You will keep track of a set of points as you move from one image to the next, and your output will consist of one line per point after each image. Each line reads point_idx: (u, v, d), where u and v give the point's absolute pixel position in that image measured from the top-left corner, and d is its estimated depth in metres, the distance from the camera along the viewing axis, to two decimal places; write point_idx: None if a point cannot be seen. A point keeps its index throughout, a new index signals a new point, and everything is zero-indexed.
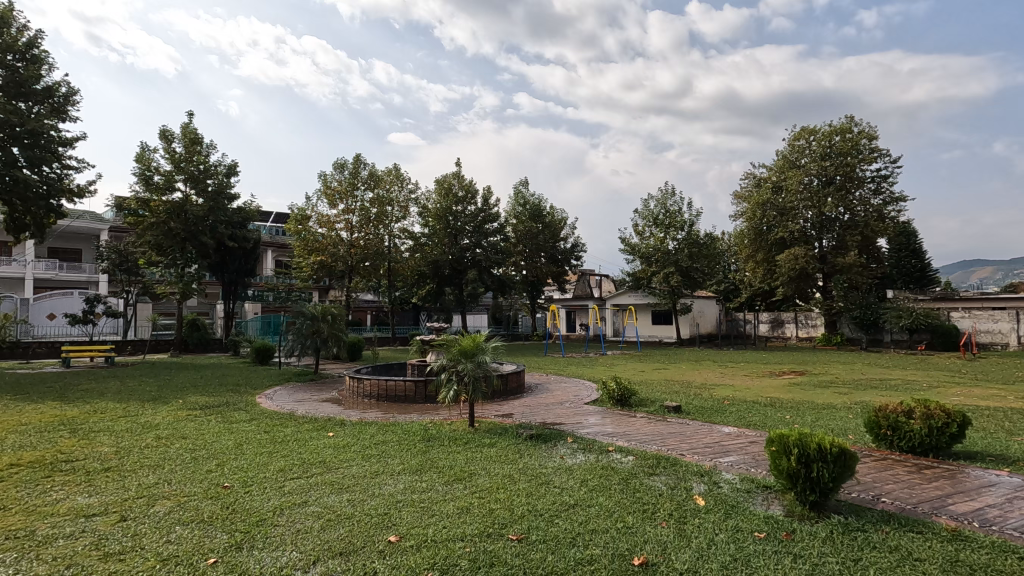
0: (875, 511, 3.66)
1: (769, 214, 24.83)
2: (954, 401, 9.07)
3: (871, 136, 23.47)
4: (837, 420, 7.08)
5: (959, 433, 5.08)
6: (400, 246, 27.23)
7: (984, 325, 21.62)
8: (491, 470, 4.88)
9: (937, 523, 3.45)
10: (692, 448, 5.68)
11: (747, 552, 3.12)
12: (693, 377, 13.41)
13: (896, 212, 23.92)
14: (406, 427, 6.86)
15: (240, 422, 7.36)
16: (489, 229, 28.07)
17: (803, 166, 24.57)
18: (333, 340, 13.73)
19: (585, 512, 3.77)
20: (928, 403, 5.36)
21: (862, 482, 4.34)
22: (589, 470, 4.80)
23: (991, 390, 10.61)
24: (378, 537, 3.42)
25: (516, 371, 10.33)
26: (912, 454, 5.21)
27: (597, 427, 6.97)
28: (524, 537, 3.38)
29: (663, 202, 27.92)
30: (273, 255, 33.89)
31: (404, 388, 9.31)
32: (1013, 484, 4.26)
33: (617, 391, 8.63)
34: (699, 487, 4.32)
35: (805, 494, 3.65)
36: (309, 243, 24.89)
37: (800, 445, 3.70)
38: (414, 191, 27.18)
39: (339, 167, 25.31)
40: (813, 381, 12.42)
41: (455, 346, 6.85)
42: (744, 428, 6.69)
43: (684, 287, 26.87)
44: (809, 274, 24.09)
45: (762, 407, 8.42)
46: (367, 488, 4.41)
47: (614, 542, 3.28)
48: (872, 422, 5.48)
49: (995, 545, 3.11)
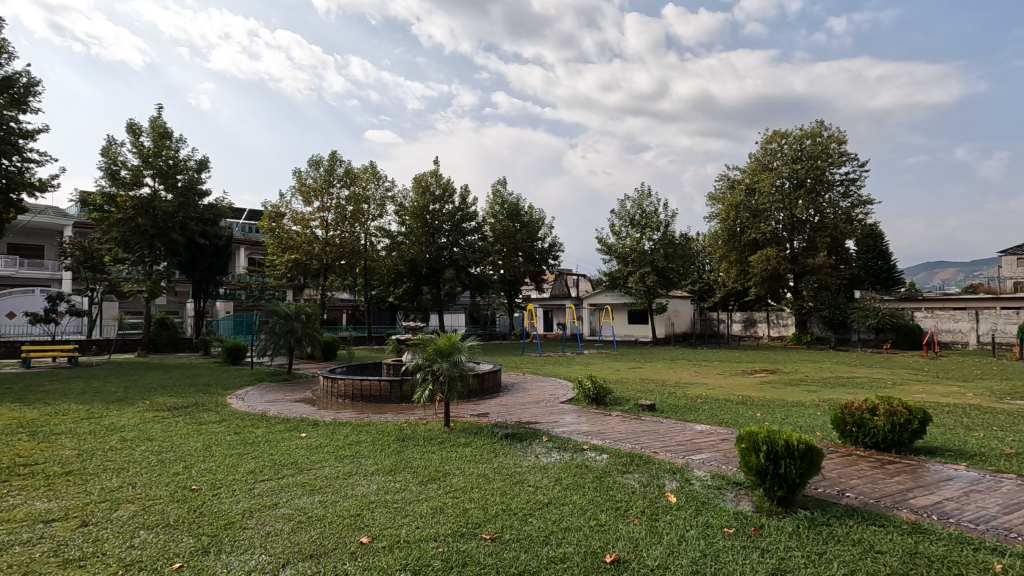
0: (839, 506, 3.76)
1: (742, 215, 25.29)
2: (917, 398, 9.38)
3: (841, 140, 24.07)
4: (806, 417, 7.25)
5: (921, 429, 5.25)
6: (376, 245, 27.00)
7: (945, 324, 22.38)
8: (466, 469, 4.86)
9: (897, 516, 3.55)
10: (665, 445, 5.74)
11: (717, 548, 3.17)
12: (668, 376, 13.56)
13: (864, 215, 24.56)
14: (380, 427, 6.79)
15: (211, 423, 7.22)
16: (466, 228, 27.98)
17: (775, 169, 25.07)
18: (307, 339, 13.52)
19: (558, 510, 3.78)
20: (891, 400, 5.52)
21: (827, 477, 4.45)
22: (563, 468, 4.82)
23: (951, 387, 11.00)
24: (349, 538, 3.38)
25: (493, 370, 10.30)
26: (876, 449, 5.37)
27: (573, 426, 7.01)
28: (497, 536, 3.38)
29: (639, 203, 28.22)
30: (246, 252, 33.25)
31: (379, 388, 9.22)
32: (970, 478, 4.43)
33: (592, 390, 8.68)
34: (671, 484, 4.37)
35: (773, 490, 3.73)
36: (283, 241, 24.50)
37: (769, 442, 3.77)
38: (390, 189, 26.92)
39: (314, 163, 24.94)
40: (784, 378, 12.72)
41: (430, 346, 6.81)
42: (715, 425, 6.82)
43: (660, 287, 27.22)
44: (780, 274, 24.61)
45: (734, 405, 8.57)
46: (340, 490, 4.35)
47: (586, 540, 3.30)
48: (839, 419, 5.63)
49: (951, 536, 3.23)
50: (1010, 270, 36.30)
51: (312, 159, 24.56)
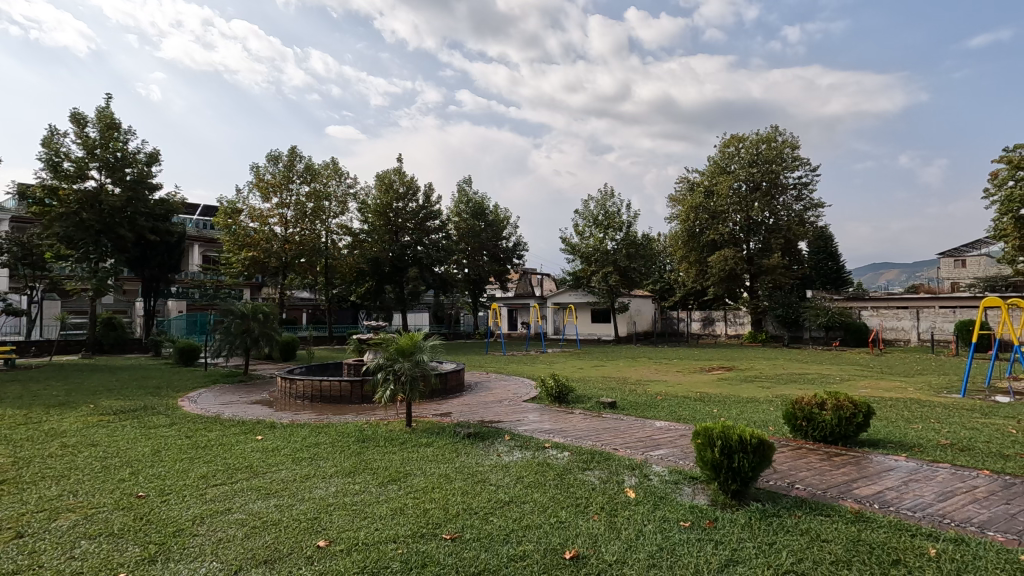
0: (789, 497, 3.90)
1: (701, 217, 25.93)
2: (863, 393, 9.83)
3: (794, 145, 24.95)
4: (759, 413, 7.50)
5: (864, 422, 5.52)
6: (338, 242, 26.49)
7: (890, 323, 23.54)
8: (428, 469, 4.84)
9: (842, 506, 3.71)
10: (625, 442, 5.84)
11: (673, 541, 3.24)
12: (629, 374, 13.80)
13: (816, 217, 25.55)
14: (340, 428, 6.67)
15: (160, 427, 6.92)
16: (430, 226, 27.74)
17: (732, 172, 25.79)
18: (265, 339, 13.14)
19: (519, 509, 3.80)
20: (838, 395, 5.77)
21: (778, 470, 4.63)
22: (525, 467, 4.85)
23: (893, 382, 11.56)
24: (306, 542, 3.31)
25: (456, 369, 10.26)
26: (824, 442, 5.60)
27: (536, 423, 7.06)
28: (458, 535, 3.36)
29: (602, 203, 28.59)
30: (200, 250, 32.12)
31: (339, 388, 9.05)
32: (909, 469, 4.67)
33: (555, 388, 8.77)
34: (631, 480, 4.45)
35: (726, 484, 3.85)
36: (240, 237, 23.72)
37: (724, 437, 3.87)
38: (352, 186, 26.42)
39: (273, 159, 24.27)
40: (739, 375, 13.15)
41: (391, 345, 6.73)
42: (674, 422, 6.97)
43: (622, 286, 27.69)
44: (737, 274, 25.38)
45: (692, 401, 8.81)
46: (296, 493, 4.24)
47: (546, 537, 3.32)
48: (790, 414, 5.84)
49: (893, 524, 3.39)
50: (947, 271, 38.47)
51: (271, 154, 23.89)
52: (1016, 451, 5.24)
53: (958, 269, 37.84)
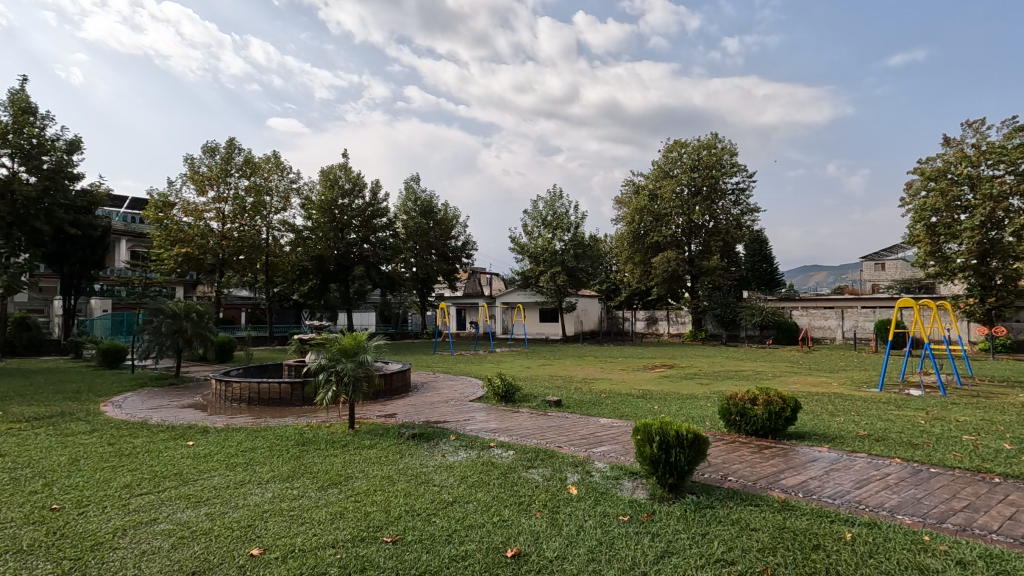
0: (722, 489, 4.08)
1: (645, 219, 26.64)
2: (794, 389, 10.40)
3: (732, 152, 26.03)
4: (697, 409, 7.78)
5: (791, 415, 5.85)
6: (279, 239, 25.53)
7: (818, 322, 25.01)
8: (369, 472, 4.74)
9: (769, 496, 3.92)
10: (569, 440, 5.92)
11: (612, 535, 3.33)
12: (574, 372, 13.99)
13: (752, 221, 26.75)
14: (278, 432, 6.43)
15: (78, 434, 6.45)
16: (377, 224, 27.22)
17: (675, 177, 26.68)
18: (199, 339, 12.52)
19: (462, 509, 3.79)
20: (768, 390, 6.09)
21: (712, 464, 4.81)
22: (469, 467, 4.83)
23: (820, 378, 12.29)
24: (238, 551, 3.18)
25: (401, 370, 10.12)
26: (755, 436, 5.89)
27: (482, 423, 7.06)
28: (399, 538, 3.32)
29: (550, 204, 28.92)
30: (128, 245, 30.22)
31: (279, 391, 8.74)
32: (831, 459, 4.97)
33: (501, 388, 8.80)
34: (573, 477, 4.53)
35: (664, 478, 3.98)
36: (172, 233, 22.43)
37: (661, 432, 3.99)
38: (295, 180, 25.51)
39: (209, 150, 23.11)
40: (680, 372, 13.61)
41: (334, 345, 6.54)
42: (617, 419, 7.16)
43: (570, 286, 28.12)
44: (679, 275, 26.32)
45: (634, 398, 9.04)
46: (229, 501, 4.06)
47: (489, 536, 3.33)
48: (725, 410, 6.10)
49: (814, 511, 3.61)
50: (869, 274, 41.24)
51: (206, 145, 22.74)
52: (923, 439, 5.70)
53: (878, 272, 40.67)
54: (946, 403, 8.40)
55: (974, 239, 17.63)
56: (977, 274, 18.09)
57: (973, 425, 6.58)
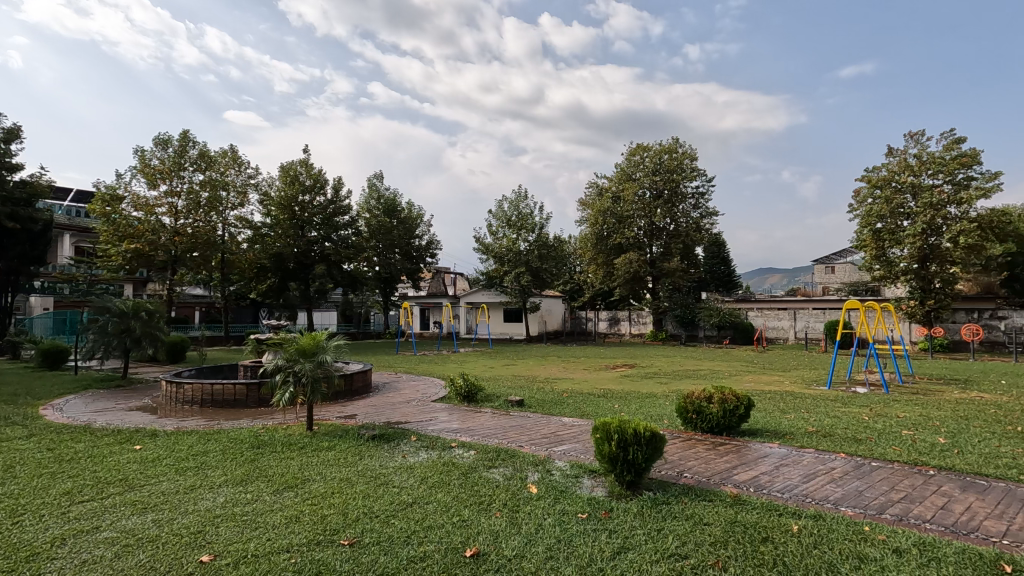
0: (678, 485, 4.19)
1: (608, 221, 26.99)
2: (749, 388, 10.75)
3: (693, 157, 26.64)
4: (656, 408, 7.94)
5: (745, 413, 6.04)
6: (236, 236, 24.73)
7: (772, 323, 25.92)
8: (328, 474, 4.66)
9: (723, 491, 4.04)
10: (531, 439, 5.96)
11: (571, 532, 3.37)
12: (537, 372, 14.07)
13: (710, 224, 27.45)
14: (232, 434, 6.24)
15: (15, 440, 6.10)
16: (339, 222, 26.73)
17: (637, 180, 27.13)
18: (148, 340, 12.00)
19: (422, 510, 3.76)
20: (723, 389, 6.27)
21: (669, 460, 4.93)
22: (429, 467, 4.80)
23: (773, 377, 12.75)
24: (188, 558, 3.07)
25: (362, 370, 9.96)
26: (710, 433, 6.06)
27: (444, 423, 7.02)
28: (356, 540, 3.28)
29: (515, 204, 29.00)
30: (72, 240, 28.71)
31: (233, 392, 8.47)
32: (781, 454, 5.17)
33: (464, 388, 8.77)
34: (533, 476, 4.56)
35: (622, 476, 4.05)
36: (121, 228, 21.38)
37: (620, 431, 4.06)
38: (253, 176, 24.81)
39: (162, 142, 22.19)
40: (641, 372, 13.86)
41: (292, 345, 6.38)
42: (579, 418, 7.24)
43: (533, 286, 28.26)
44: (641, 277, 26.81)
45: (596, 397, 9.17)
46: (179, 506, 3.92)
47: (448, 536, 3.33)
48: (682, 408, 6.26)
49: (764, 506, 3.74)
50: (820, 276, 43.02)
51: (158, 137, 21.82)
52: (867, 435, 5.98)
53: (829, 274, 42.49)
54: (887, 400, 8.83)
55: (915, 244, 18.63)
56: (918, 278, 19.08)
57: (912, 420, 6.97)
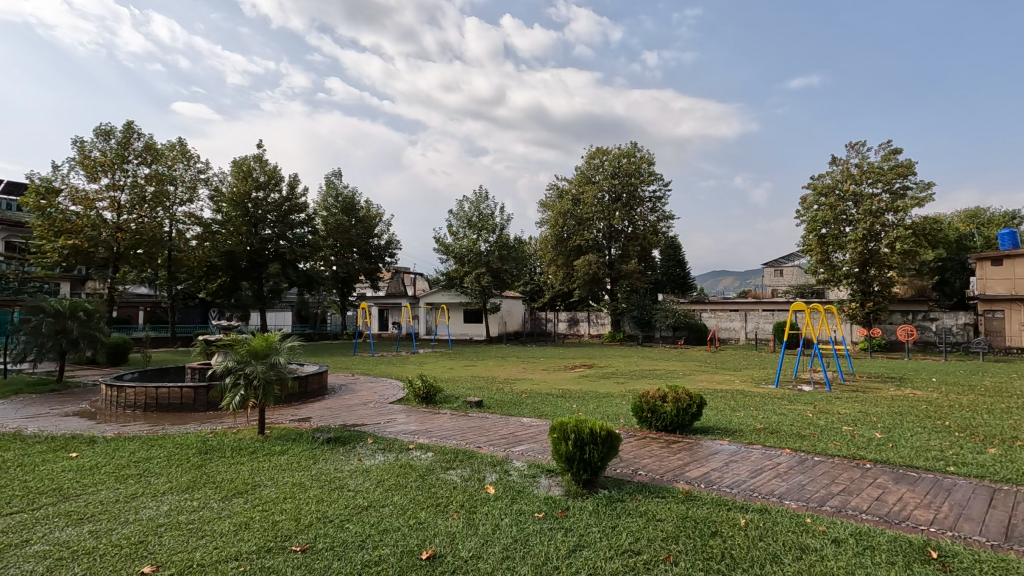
0: (633, 483, 4.28)
1: (568, 223, 27.30)
2: (703, 386, 11.09)
3: (650, 162, 27.22)
4: (612, 407, 8.09)
5: (697, 411, 6.22)
6: (184, 232, 23.72)
7: (725, 324, 26.81)
8: (280, 479, 4.53)
9: (675, 487, 4.16)
10: (489, 440, 5.97)
11: (527, 531, 3.40)
12: (496, 373, 14.09)
13: (667, 227, 28.12)
14: (178, 440, 5.99)
15: None
16: (294, 220, 26.05)
17: (597, 183, 27.54)
18: (87, 341, 11.34)
19: (377, 513, 3.71)
20: (677, 388, 6.44)
21: (624, 459, 5.03)
22: (386, 470, 4.74)
23: (725, 376, 13.19)
24: (127, 570, 2.94)
25: (318, 372, 9.73)
26: (664, 431, 6.22)
27: (402, 425, 6.93)
28: (309, 546, 3.21)
29: (476, 204, 28.95)
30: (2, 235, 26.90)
31: (180, 395, 8.13)
32: (731, 451, 5.35)
33: (422, 389, 8.68)
34: (491, 476, 4.57)
35: (578, 474, 4.11)
36: (57, 222, 20.06)
37: (577, 430, 4.11)
38: (203, 170, 23.91)
39: (103, 133, 21.06)
40: (599, 372, 14.08)
41: (243, 347, 6.16)
42: (537, 418, 7.29)
43: (494, 287, 28.26)
44: (599, 278, 27.22)
45: (554, 398, 9.24)
46: (118, 516, 3.73)
47: (404, 539, 3.29)
48: (637, 407, 6.40)
49: (713, 500, 3.87)
50: (769, 279, 44.74)
51: (100, 128, 20.70)
52: (811, 431, 6.27)
53: (778, 277, 44.27)
54: (830, 398, 9.24)
55: (856, 249, 19.62)
56: (859, 281, 20.10)
57: (852, 417, 7.33)
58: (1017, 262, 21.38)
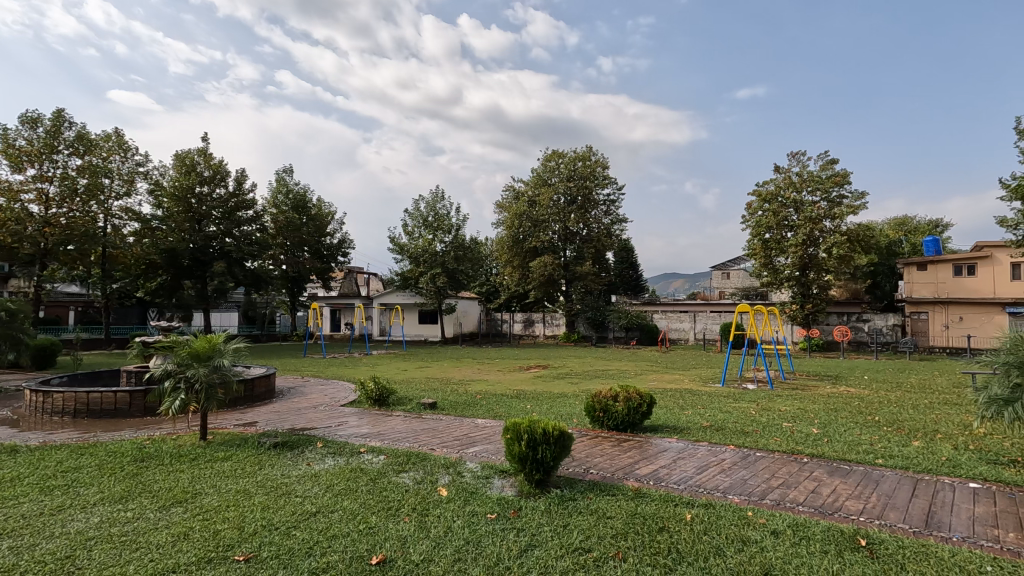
0: (584, 482, 4.35)
1: (524, 224, 27.45)
2: (654, 386, 11.41)
3: (605, 165, 27.72)
4: (566, 407, 8.20)
5: (647, 410, 6.37)
6: (120, 228, 22.46)
7: (675, 325, 27.64)
8: (223, 486, 4.35)
9: (625, 485, 4.25)
10: (443, 442, 5.93)
11: (480, 533, 3.39)
12: (452, 374, 14.02)
13: (621, 230, 28.71)
14: (112, 447, 5.67)
15: None
16: (241, 216, 25.09)
17: (553, 185, 27.83)
18: (10, 343, 10.57)
19: (326, 519, 3.62)
20: (628, 387, 6.58)
21: (576, 458, 5.10)
22: (336, 474, 4.63)
23: (675, 375, 13.60)
24: None
25: (265, 374, 9.41)
26: (616, 430, 6.34)
27: (353, 428, 6.78)
28: (252, 555, 3.10)
29: (431, 204, 28.70)
30: None
31: (114, 401, 7.69)
32: (679, 448, 5.51)
33: (375, 391, 8.52)
34: (444, 478, 4.54)
35: (531, 474, 4.13)
36: None
37: (530, 431, 4.13)
38: (142, 163, 22.74)
39: (30, 121, 19.67)
40: (554, 372, 14.23)
41: (183, 349, 5.88)
42: (491, 420, 7.28)
43: (449, 287, 28.07)
44: (554, 280, 27.50)
45: (509, 398, 9.27)
46: (42, 530, 3.49)
47: (353, 545, 3.22)
48: (590, 406, 6.51)
49: (661, 497, 3.98)
50: (717, 282, 46.39)
51: (26, 115, 19.33)
52: (753, 428, 6.54)
53: (725, 280, 45.96)
54: (772, 396, 9.67)
55: (797, 254, 20.61)
56: (799, 284, 21.10)
57: (792, 413, 7.68)
58: (940, 267, 22.93)
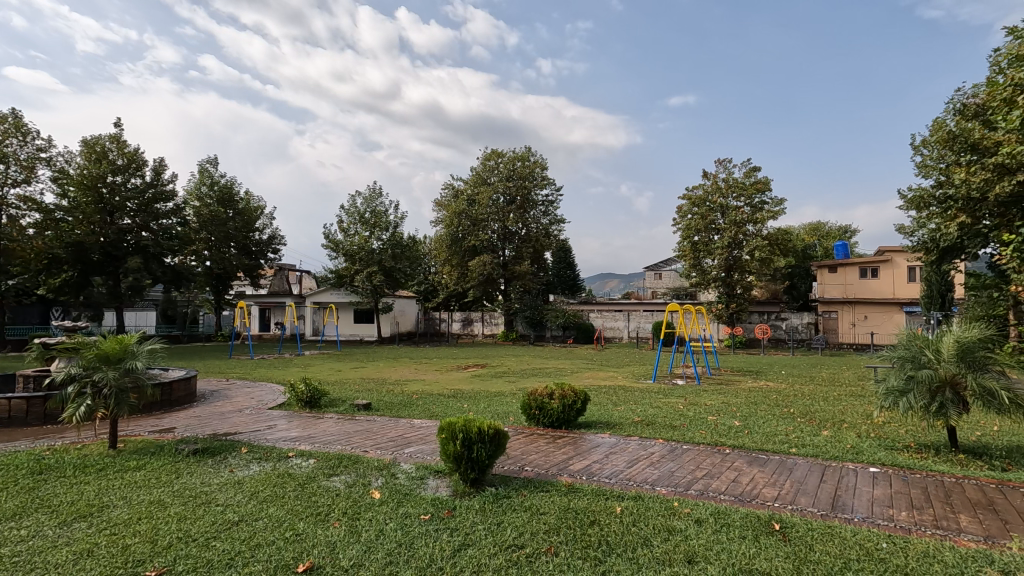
0: (518, 479, 4.38)
1: (463, 223, 27.33)
2: (588, 383, 11.71)
3: (543, 167, 28.09)
4: (502, 406, 8.24)
5: (581, 407, 6.50)
6: (17, 219, 20.41)
7: (609, 323, 28.41)
8: (133, 498, 4.05)
9: (558, 481, 4.32)
10: (377, 443, 5.80)
11: (412, 535, 3.34)
12: (387, 374, 13.74)
13: (559, 231, 29.11)
14: (6, 459, 5.16)
15: None
16: (159, 209, 23.45)
17: (492, 184, 27.89)
18: None
19: (250, 527, 3.46)
20: (563, 385, 6.67)
21: (511, 456, 5.12)
22: (262, 481, 4.42)
23: (609, 373, 13.99)
24: None
25: (185, 378, 8.86)
26: (551, 427, 6.43)
27: (282, 432, 6.52)
28: (165, 570, 2.90)
29: (369, 201, 28.05)
30: None
31: (6, 408, 6.98)
32: (611, 444, 5.65)
33: (305, 393, 8.21)
34: (376, 481, 4.43)
35: (466, 473, 4.11)
36: None
37: (465, 430, 4.11)
38: (44, 148, 20.80)
39: None
40: (491, 371, 14.27)
41: (90, 351, 5.42)
42: (428, 420, 7.18)
43: (386, 286, 27.49)
44: (493, 279, 27.52)
45: (446, 398, 9.16)
46: None
47: (278, 553, 3.09)
48: (526, 405, 6.56)
49: (593, 491, 4.07)
50: (649, 282, 48.09)
51: None
52: (681, 422, 6.82)
53: (657, 280, 47.78)
54: (698, 391, 10.13)
55: (722, 255, 21.73)
56: (724, 284, 22.24)
57: (716, 407, 8.09)
58: (847, 270, 25.07)
